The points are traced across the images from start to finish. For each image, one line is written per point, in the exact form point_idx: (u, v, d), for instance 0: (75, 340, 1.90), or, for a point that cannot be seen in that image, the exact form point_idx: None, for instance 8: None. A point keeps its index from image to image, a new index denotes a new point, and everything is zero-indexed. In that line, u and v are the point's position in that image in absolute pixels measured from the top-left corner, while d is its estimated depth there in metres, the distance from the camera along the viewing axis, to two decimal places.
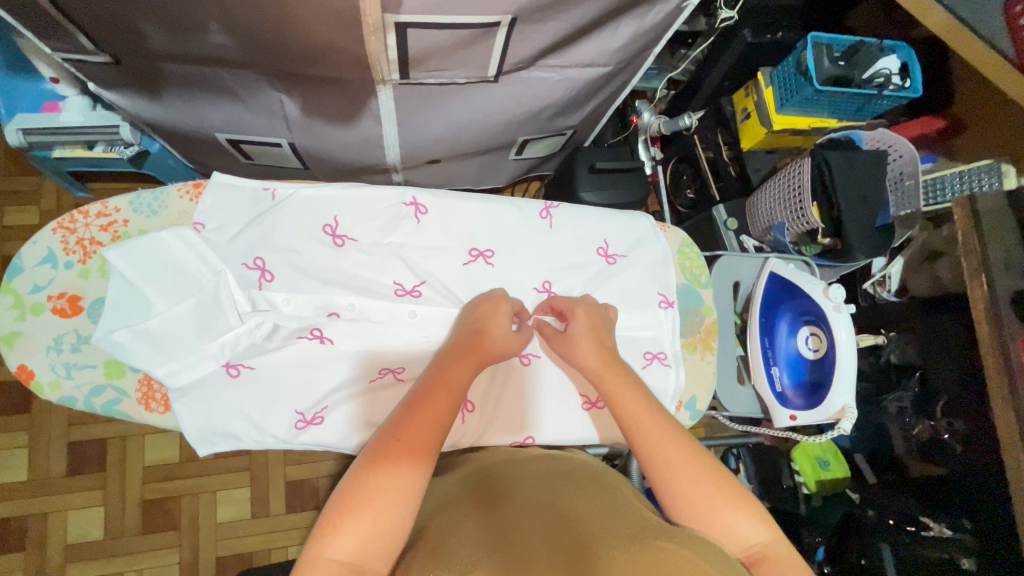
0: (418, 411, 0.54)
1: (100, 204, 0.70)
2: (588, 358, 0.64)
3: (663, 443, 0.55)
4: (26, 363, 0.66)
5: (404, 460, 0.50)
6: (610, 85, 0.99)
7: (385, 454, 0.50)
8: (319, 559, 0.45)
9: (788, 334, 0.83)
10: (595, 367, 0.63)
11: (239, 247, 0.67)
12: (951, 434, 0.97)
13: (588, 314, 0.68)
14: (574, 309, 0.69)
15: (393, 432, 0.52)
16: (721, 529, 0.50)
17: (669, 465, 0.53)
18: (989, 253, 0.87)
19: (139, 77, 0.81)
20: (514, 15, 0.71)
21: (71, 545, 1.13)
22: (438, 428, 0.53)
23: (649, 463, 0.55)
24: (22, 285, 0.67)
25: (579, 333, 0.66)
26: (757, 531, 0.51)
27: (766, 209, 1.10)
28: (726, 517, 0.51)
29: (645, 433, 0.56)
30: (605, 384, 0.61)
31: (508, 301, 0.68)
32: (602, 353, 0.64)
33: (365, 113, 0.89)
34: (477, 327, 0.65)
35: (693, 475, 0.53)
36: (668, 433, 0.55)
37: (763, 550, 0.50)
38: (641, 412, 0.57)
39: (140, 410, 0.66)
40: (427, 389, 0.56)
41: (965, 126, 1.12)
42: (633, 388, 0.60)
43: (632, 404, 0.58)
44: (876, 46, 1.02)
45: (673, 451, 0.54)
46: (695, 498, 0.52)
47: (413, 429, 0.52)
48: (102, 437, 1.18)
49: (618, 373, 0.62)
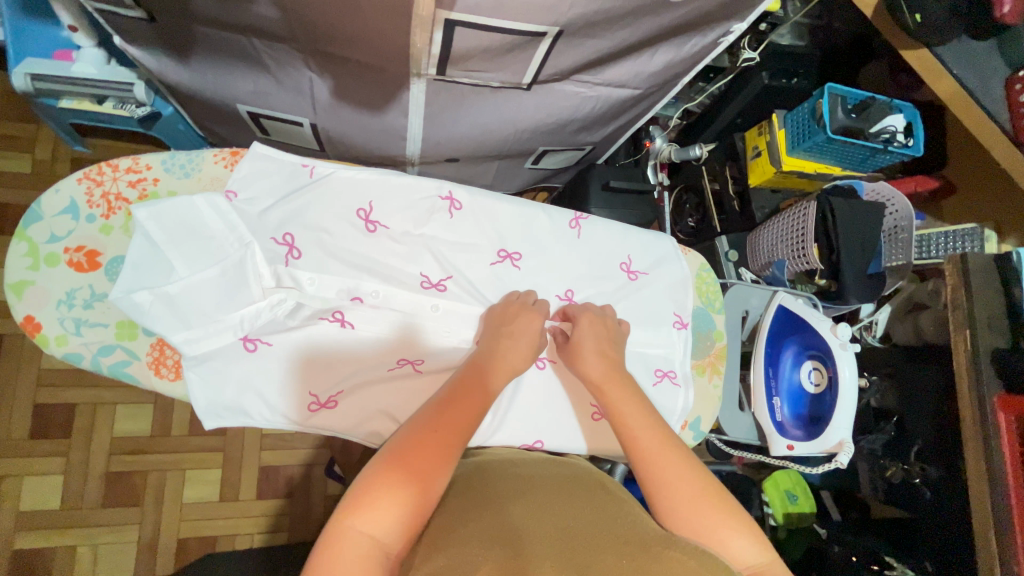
0: (456, 405, 0.56)
1: (130, 159, 0.68)
2: (591, 370, 0.65)
3: (665, 461, 0.55)
4: (33, 314, 0.63)
5: (440, 450, 0.52)
6: (635, 109, 1.02)
7: (422, 441, 0.52)
8: (348, 531, 0.46)
9: (791, 365, 0.88)
10: (596, 378, 0.64)
11: (271, 220, 0.66)
12: (923, 479, 1.01)
13: (592, 322, 0.69)
14: (580, 313, 0.71)
15: (428, 423, 0.53)
16: (720, 546, 0.51)
17: (670, 482, 0.54)
18: (975, 310, 0.92)
19: (171, 37, 0.80)
20: (561, 28, 0.72)
21: (24, 513, 1.07)
22: (470, 425, 0.55)
23: (648, 478, 0.55)
24: (38, 234, 0.65)
25: (584, 341, 0.68)
26: (754, 552, 0.51)
27: (768, 245, 1.14)
28: (725, 537, 0.51)
29: (646, 448, 0.56)
30: (606, 398, 0.62)
31: (525, 306, 0.69)
32: (604, 362, 0.65)
33: (394, 105, 0.89)
34: (495, 337, 0.66)
35: (695, 493, 0.53)
36: (668, 451, 0.56)
37: (760, 570, 0.51)
38: (644, 430, 0.57)
39: (149, 374, 0.65)
40: (465, 389, 0.58)
41: (955, 189, 1.19)
42: (636, 403, 0.60)
43: (634, 422, 0.58)
44: (887, 103, 1.08)
45: (672, 470, 0.54)
46: (694, 515, 0.52)
47: (451, 421, 0.54)
48: (72, 401, 1.13)
49: (619, 384, 0.62)
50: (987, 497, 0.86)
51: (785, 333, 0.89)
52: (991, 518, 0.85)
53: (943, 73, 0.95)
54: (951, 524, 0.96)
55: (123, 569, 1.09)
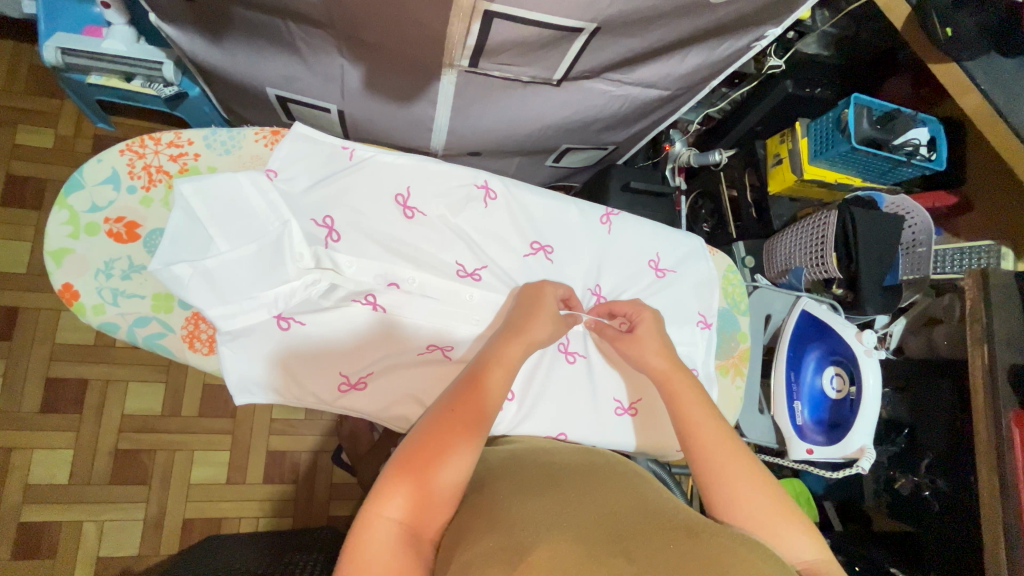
0: (473, 388, 0.54)
1: (173, 133, 0.68)
2: (653, 361, 0.64)
3: (724, 450, 0.55)
4: (71, 282, 0.64)
5: (457, 434, 0.50)
6: (661, 110, 1.02)
7: (443, 424, 0.50)
8: (374, 518, 0.46)
9: (813, 371, 0.89)
10: (663, 369, 0.63)
11: (311, 201, 0.67)
12: (932, 491, 1.01)
13: (654, 321, 0.68)
14: (640, 312, 0.69)
15: (448, 409, 0.52)
16: (777, 535, 0.51)
17: (729, 471, 0.54)
18: (994, 324, 0.92)
19: (207, 16, 0.80)
20: (598, 24, 0.72)
21: (32, 486, 1.07)
22: (488, 410, 0.53)
23: (706, 473, 0.55)
24: (79, 203, 0.65)
25: (648, 335, 0.66)
26: (811, 548, 0.51)
27: (787, 252, 1.14)
28: (781, 530, 0.51)
29: (705, 442, 0.56)
30: (669, 387, 0.62)
31: (553, 288, 0.68)
32: (666, 354, 0.64)
33: (423, 95, 0.89)
34: (522, 316, 0.64)
35: (752, 484, 0.53)
36: (728, 442, 0.56)
37: (815, 568, 0.50)
38: (705, 422, 0.58)
39: (183, 348, 0.65)
40: (485, 366, 0.57)
41: (973, 206, 1.19)
42: (697, 394, 0.60)
43: (693, 416, 0.58)
44: (911, 117, 1.09)
45: (734, 460, 0.55)
46: (749, 505, 0.52)
47: (469, 400, 0.53)
48: (84, 377, 1.13)
49: (684, 378, 0.62)
50: (999, 512, 0.86)
51: (808, 338, 0.90)
52: (1001, 533, 0.85)
53: (970, 88, 0.95)
54: (962, 538, 0.96)
55: (128, 546, 1.09)
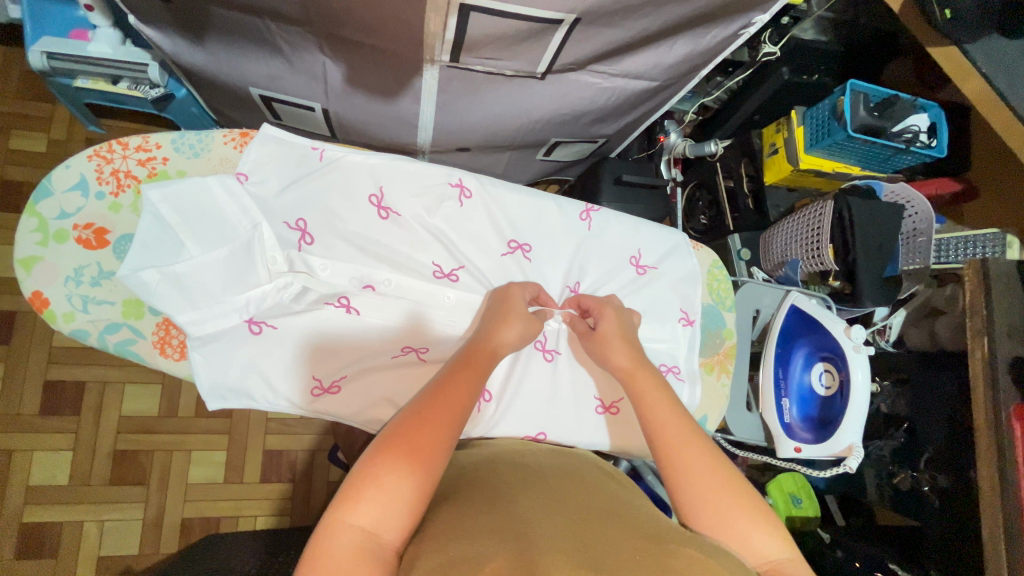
0: (444, 393, 0.53)
1: (141, 138, 0.68)
2: (619, 359, 0.63)
3: (690, 448, 0.54)
4: (41, 290, 0.64)
5: (426, 439, 0.49)
6: (651, 101, 1.00)
7: (411, 428, 0.50)
8: (340, 525, 0.45)
9: (802, 367, 0.88)
10: (626, 367, 0.62)
11: (285, 203, 0.67)
12: (931, 487, 0.99)
13: (617, 318, 0.67)
14: (603, 308, 0.68)
15: (417, 413, 0.51)
16: (740, 538, 0.50)
17: (694, 471, 0.53)
18: (995, 315, 0.89)
19: (185, 17, 0.79)
20: (579, 15, 0.70)
21: (33, 488, 1.09)
22: (458, 414, 0.52)
23: (673, 473, 0.54)
24: (48, 210, 0.65)
25: (611, 332, 0.66)
26: (777, 548, 0.50)
27: (782, 244, 1.11)
28: (746, 531, 0.50)
29: (671, 440, 0.55)
30: (635, 385, 0.61)
31: (522, 289, 0.69)
32: (632, 353, 0.64)
33: (407, 92, 0.88)
34: (495, 318, 0.64)
35: (717, 484, 0.52)
36: (696, 441, 0.55)
37: (780, 568, 0.49)
38: (671, 418, 0.57)
39: (154, 353, 0.66)
40: (456, 370, 0.56)
41: (978, 193, 1.16)
42: (664, 393, 0.59)
43: (659, 414, 0.57)
44: (911, 102, 1.05)
45: (700, 458, 0.53)
46: (714, 506, 0.51)
47: (439, 405, 0.52)
48: (82, 379, 1.14)
49: (649, 375, 0.61)
50: (998, 509, 0.84)
51: (796, 333, 0.89)
52: (1002, 530, 0.83)
53: (971, 72, 0.91)
54: (963, 535, 0.94)
55: (129, 545, 1.11)
